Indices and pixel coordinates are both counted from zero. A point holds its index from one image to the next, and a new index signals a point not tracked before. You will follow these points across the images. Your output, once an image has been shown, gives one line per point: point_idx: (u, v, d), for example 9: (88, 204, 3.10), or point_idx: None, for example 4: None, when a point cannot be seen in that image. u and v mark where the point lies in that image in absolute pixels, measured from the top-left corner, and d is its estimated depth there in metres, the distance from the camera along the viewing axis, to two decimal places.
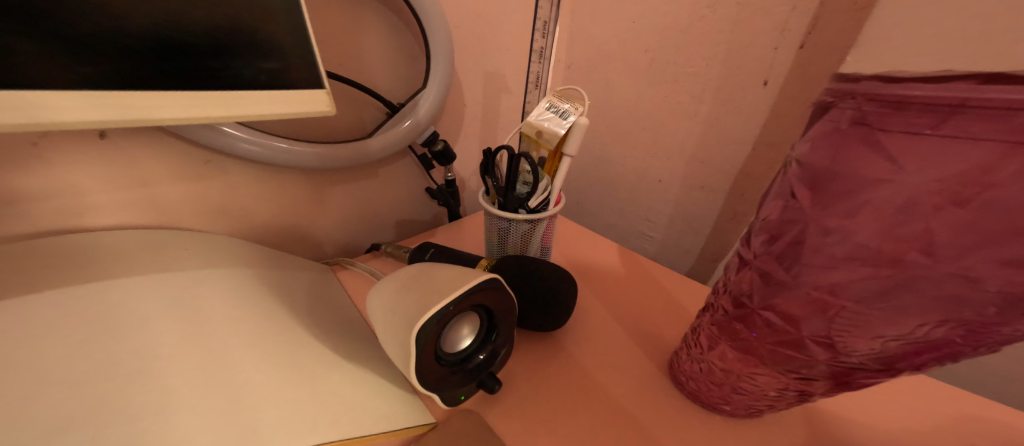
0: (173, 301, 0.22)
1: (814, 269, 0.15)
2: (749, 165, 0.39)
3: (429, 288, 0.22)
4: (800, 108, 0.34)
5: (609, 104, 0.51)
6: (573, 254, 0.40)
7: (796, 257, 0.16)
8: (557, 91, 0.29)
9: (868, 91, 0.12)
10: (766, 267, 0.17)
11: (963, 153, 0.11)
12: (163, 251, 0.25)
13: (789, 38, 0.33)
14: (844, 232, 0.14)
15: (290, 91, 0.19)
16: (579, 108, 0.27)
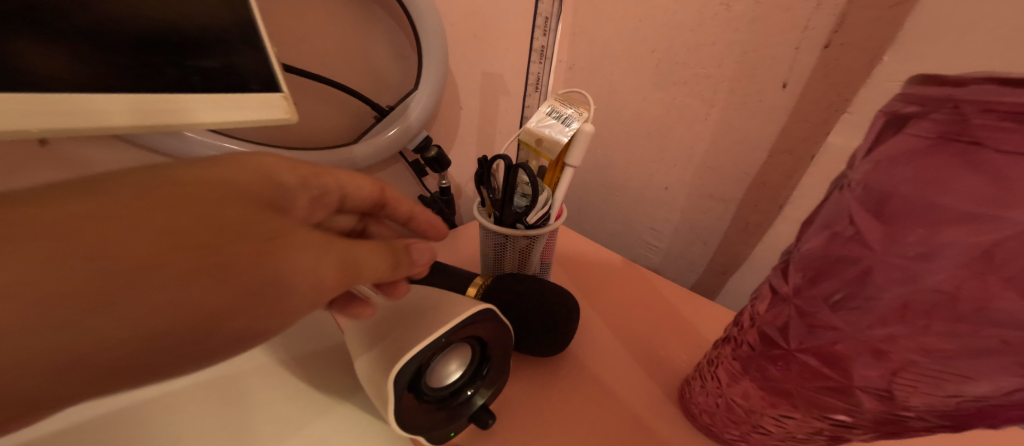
0: None
1: (872, 312, 0.12)
2: (764, 173, 0.36)
3: (416, 318, 0.20)
4: (822, 113, 0.31)
5: (613, 107, 0.49)
6: (575, 267, 0.38)
7: (848, 295, 0.13)
8: (559, 94, 0.26)
9: (977, 99, 0.10)
10: (810, 303, 0.14)
11: None
12: None
13: (811, 37, 0.31)
14: (918, 269, 0.11)
15: (251, 96, 0.22)
16: (584, 113, 0.24)
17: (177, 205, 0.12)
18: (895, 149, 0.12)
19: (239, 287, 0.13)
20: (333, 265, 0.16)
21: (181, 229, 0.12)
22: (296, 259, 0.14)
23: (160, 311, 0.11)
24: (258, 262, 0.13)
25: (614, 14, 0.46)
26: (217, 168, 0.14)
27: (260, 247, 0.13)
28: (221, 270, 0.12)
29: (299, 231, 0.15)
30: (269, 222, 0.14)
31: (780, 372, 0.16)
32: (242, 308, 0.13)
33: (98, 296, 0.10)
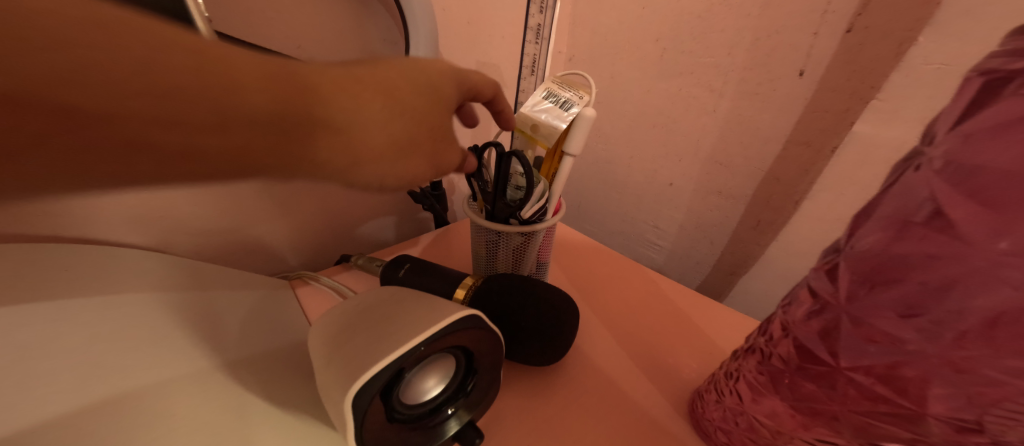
0: (158, 320, 0.20)
1: (958, 331, 0.10)
2: (778, 168, 0.34)
3: (386, 326, 0.17)
4: (843, 102, 0.29)
5: (615, 100, 0.46)
6: (574, 267, 0.35)
7: (921, 308, 0.10)
8: (557, 77, 0.24)
9: None
10: (869, 316, 0.12)
11: None
12: (107, 267, 0.21)
13: (831, 21, 0.28)
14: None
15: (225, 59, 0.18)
16: (585, 96, 0.22)
17: (388, 78, 0.16)
18: (1003, 114, 0.08)
19: (389, 149, 0.15)
20: (440, 157, 0.18)
21: (382, 103, 0.15)
22: (424, 143, 0.17)
23: (339, 141, 0.14)
24: (406, 134, 0.16)
25: (616, 1, 0.44)
26: (429, 67, 0.18)
27: (414, 127, 0.16)
28: (387, 126, 0.15)
29: (441, 123, 0.18)
30: (427, 110, 0.17)
31: (822, 392, 0.14)
32: (384, 163, 0.15)
33: (312, 113, 0.13)
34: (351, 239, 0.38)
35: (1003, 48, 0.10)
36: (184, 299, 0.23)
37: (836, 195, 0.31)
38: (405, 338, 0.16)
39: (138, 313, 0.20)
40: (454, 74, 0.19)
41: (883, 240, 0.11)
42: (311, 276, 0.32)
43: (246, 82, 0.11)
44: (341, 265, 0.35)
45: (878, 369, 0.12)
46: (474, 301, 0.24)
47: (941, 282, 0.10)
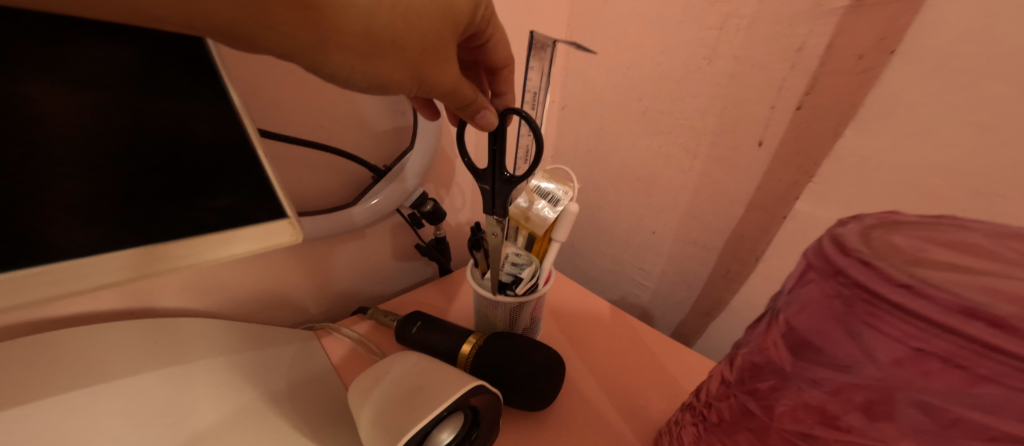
0: (226, 382, 0.27)
1: (786, 415, 0.14)
2: (742, 227, 0.38)
3: (431, 384, 0.22)
4: (794, 174, 0.33)
5: (604, 151, 0.51)
6: (564, 314, 0.40)
7: (767, 397, 0.15)
8: (546, 169, 0.28)
9: (843, 268, 0.12)
10: (745, 397, 0.16)
11: (925, 339, 0.10)
12: (187, 334, 0.28)
13: (785, 98, 0.33)
14: (809, 386, 0.13)
15: (256, 229, 0.22)
16: (568, 188, 0.26)
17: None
18: (810, 297, 0.13)
19: (375, 47, 0.18)
20: (431, 78, 0.21)
21: None
22: (418, 57, 0.20)
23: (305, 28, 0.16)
24: (383, 31, 0.18)
25: (606, 63, 0.49)
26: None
27: (405, 33, 0.19)
28: (368, 15, 0.17)
29: (441, 36, 0.20)
30: (432, 29, 0.20)
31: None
32: (352, 59, 0.18)
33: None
34: (364, 284, 0.43)
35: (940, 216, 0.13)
36: (241, 360, 0.29)
37: (792, 252, 0.35)
38: (444, 398, 0.21)
39: (222, 382, 0.27)
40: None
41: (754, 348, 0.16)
42: (332, 327, 0.38)
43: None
44: (357, 315, 0.40)
45: (746, 430, 0.16)
46: (476, 356, 0.29)
47: (778, 384, 0.14)
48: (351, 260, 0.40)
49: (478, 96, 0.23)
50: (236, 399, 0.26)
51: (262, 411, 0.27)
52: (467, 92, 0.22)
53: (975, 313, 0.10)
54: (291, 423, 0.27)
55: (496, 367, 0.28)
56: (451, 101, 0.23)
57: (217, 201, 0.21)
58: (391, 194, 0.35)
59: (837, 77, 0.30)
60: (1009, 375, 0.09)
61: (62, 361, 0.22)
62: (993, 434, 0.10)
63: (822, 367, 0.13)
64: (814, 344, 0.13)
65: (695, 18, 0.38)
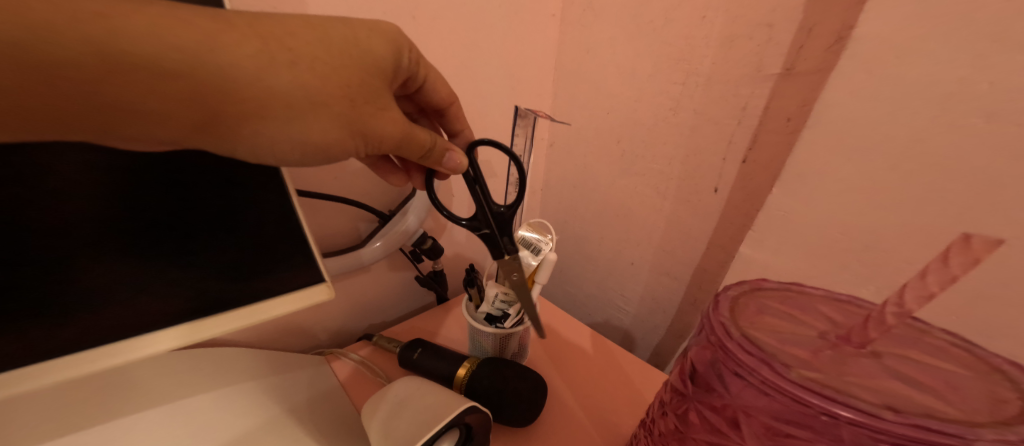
0: (255, 404, 0.32)
1: (696, 427, 0.19)
2: (704, 262, 0.44)
3: (430, 408, 0.26)
4: (743, 218, 0.40)
5: (587, 188, 0.57)
6: (549, 339, 0.44)
7: (684, 414, 0.20)
8: (530, 224, 0.34)
9: (711, 324, 0.18)
10: (672, 414, 0.21)
11: (746, 377, 0.16)
12: (226, 364, 0.34)
13: (734, 151, 0.40)
14: (707, 405, 0.18)
15: (290, 295, 0.30)
16: (548, 238, 0.32)
17: (301, 42, 0.20)
18: (701, 343, 0.19)
19: (287, 111, 0.19)
20: (374, 128, 0.23)
21: (258, 53, 0.18)
22: (346, 107, 0.21)
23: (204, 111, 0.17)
24: (293, 95, 0.19)
25: (590, 110, 0.56)
26: (367, 36, 0.23)
27: (322, 89, 0.20)
28: (264, 78, 0.18)
29: (364, 79, 0.22)
30: (348, 76, 0.21)
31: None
32: (272, 127, 0.19)
33: (170, 73, 0.16)
34: (368, 313, 0.48)
35: (776, 284, 0.21)
36: (267, 384, 0.35)
37: None
38: (440, 418, 0.25)
39: (239, 408, 0.32)
40: (392, 44, 0.24)
41: (677, 376, 0.21)
42: (340, 353, 0.42)
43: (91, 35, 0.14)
44: (363, 341, 0.45)
45: (674, 440, 0.21)
46: (471, 378, 0.33)
47: (690, 404, 0.20)
48: (357, 292, 0.45)
49: (433, 140, 0.26)
50: (264, 417, 0.32)
51: (285, 427, 0.32)
52: (415, 134, 0.25)
53: (765, 361, 0.15)
54: (312, 435, 0.32)
55: (486, 390, 0.32)
56: (407, 147, 0.25)
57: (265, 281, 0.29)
58: (395, 236, 0.40)
59: (773, 136, 0.36)
60: (787, 403, 0.14)
61: (117, 393, 0.28)
62: (790, 435, 0.15)
63: (714, 394, 0.18)
64: (705, 372, 0.19)
65: (662, 75, 0.45)
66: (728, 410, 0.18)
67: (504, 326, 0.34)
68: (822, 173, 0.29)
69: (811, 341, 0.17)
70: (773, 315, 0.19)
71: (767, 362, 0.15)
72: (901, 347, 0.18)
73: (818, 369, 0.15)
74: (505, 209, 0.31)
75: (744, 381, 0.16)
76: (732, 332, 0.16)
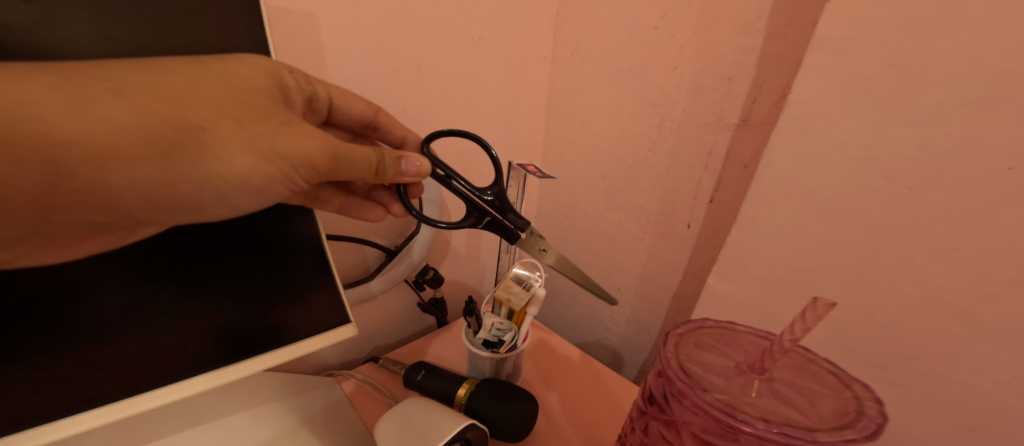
0: (282, 419, 0.37)
1: (655, 439, 0.23)
2: (682, 288, 0.49)
3: (435, 425, 0.30)
4: (712, 250, 0.45)
5: (577, 217, 0.62)
6: (543, 359, 0.49)
7: (647, 428, 0.24)
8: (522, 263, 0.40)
9: (661, 358, 0.22)
10: (638, 429, 0.25)
11: (684, 402, 0.20)
12: (253, 389, 0.38)
13: (702, 191, 0.45)
14: (662, 422, 0.23)
15: (322, 335, 0.37)
16: (538, 275, 0.38)
17: (160, 77, 0.20)
18: (655, 372, 0.23)
19: (179, 146, 0.20)
20: (280, 138, 0.23)
21: (126, 97, 0.19)
22: (232, 128, 0.21)
23: (61, 172, 0.17)
24: (175, 124, 0.19)
25: (578, 148, 0.61)
26: (230, 64, 0.24)
27: (200, 113, 0.20)
28: (134, 117, 0.18)
29: (248, 100, 0.23)
30: (215, 98, 0.21)
31: None
32: (152, 167, 0.19)
33: (61, 140, 0.17)
34: (374, 337, 0.52)
35: (715, 320, 0.25)
36: (289, 402, 0.39)
37: None
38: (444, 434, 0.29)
39: (263, 420, 0.36)
40: (268, 70, 0.26)
41: (640, 397, 0.25)
42: (349, 374, 0.46)
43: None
44: (370, 363, 0.49)
45: None
46: (471, 398, 0.37)
47: (650, 421, 0.24)
48: (364, 318, 0.49)
49: (371, 151, 0.28)
50: (291, 428, 0.36)
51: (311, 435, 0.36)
52: (337, 146, 0.26)
53: (696, 389, 0.19)
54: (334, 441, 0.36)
55: (484, 409, 0.36)
56: (346, 161, 0.27)
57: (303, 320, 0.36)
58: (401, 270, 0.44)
59: (733, 180, 0.42)
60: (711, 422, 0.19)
61: (171, 418, 0.33)
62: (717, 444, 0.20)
63: (665, 413, 0.22)
64: (659, 396, 0.23)
65: (641, 121, 0.51)
66: (675, 427, 0.22)
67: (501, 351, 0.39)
68: (768, 214, 0.34)
69: (728, 370, 0.22)
70: (707, 348, 0.23)
71: (694, 389, 0.19)
72: (793, 375, 0.22)
73: (734, 394, 0.20)
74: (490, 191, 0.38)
75: (684, 404, 0.20)
76: (674, 366, 0.20)
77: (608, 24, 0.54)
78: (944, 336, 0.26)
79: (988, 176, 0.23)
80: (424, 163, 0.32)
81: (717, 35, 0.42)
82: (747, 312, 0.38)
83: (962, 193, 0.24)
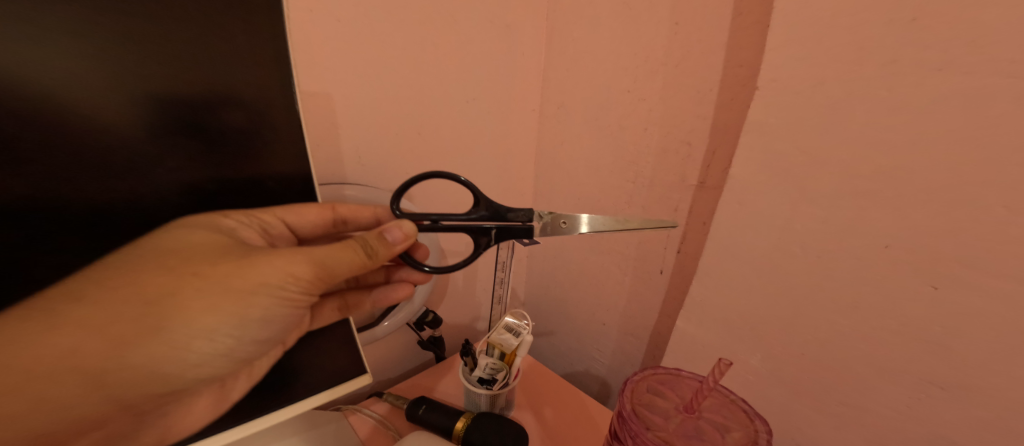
0: None
1: None
2: (658, 326, 0.55)
3: None
4: (680, 293, 0.51)
5: (565, 258, 0.69)
6: (534, 393, 0.54)
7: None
8: (512, 312, 0.48)
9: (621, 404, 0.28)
10: None
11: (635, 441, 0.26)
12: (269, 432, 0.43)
13: (671, 241, 0.51)
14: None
15: (345, 384, 0.42)
16: (525, 324, 0.46)
17: (117, 273, 0.24)
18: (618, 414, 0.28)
19: (161, 314, 0.23)
20: (254, 270, 0.27)
21: (99, 297, 0.22)
22: (196, 282, 0.25)
23: (90, 370, 0.22)
24: (149, 299, 0.23)
25: (565, 195, 0.69)
26: (180, 235, 0.28)
27: (162, 282, 0.24)
28: (109, 310, 0.22)
29: (205, 254, 0.26)
30: (171, 265, 0.25)
31: None
32: (151, 340, 0.23)
33: (68, 351, 0.21)
34: (377, 374, 0.56)
35: (665, 367, 0.31)
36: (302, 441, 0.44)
37: None
38: None
39: None
40: (214, 228, 0.30)
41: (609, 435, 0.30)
42: (354, 409, 0.50)
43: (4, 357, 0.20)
44: (374, 398, 0.53)
45: None
46: (468, 430, 0.42)
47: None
48: (369, 357, 0.54)
49: (347, 243, 0.32)
50: None
51: None
52: (308, 253, 0.29)
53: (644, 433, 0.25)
54: None
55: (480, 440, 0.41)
56: (331, 259, 0.30)
57: (330, 370, 0.42)
58: (403, 315, 0.50)
59: (695, 232, 0.48)
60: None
61: None
62: None
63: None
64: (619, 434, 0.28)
65: (618, 176, 0.58)
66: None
67: (494, 388, 0.44)
68: (724, 266, 0.40)
69: (668, 411, 0.28)
70: (655, 393, 0.30)
71: (641, 428, 0.25)
72: (719, 413, 0.28)
73: (668, 434, 0.26)
74: (478, 211, 0.42)
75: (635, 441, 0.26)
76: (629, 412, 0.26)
77: (588, 91, 0.62)
78: (859, 374, 0.32)
79: (873, 250, 0.30)
80: (406, 225, 0.35)
81: (678, 112, 0.50)
82: (709, 350, 0.44)
83: (856, 260, 0.31)
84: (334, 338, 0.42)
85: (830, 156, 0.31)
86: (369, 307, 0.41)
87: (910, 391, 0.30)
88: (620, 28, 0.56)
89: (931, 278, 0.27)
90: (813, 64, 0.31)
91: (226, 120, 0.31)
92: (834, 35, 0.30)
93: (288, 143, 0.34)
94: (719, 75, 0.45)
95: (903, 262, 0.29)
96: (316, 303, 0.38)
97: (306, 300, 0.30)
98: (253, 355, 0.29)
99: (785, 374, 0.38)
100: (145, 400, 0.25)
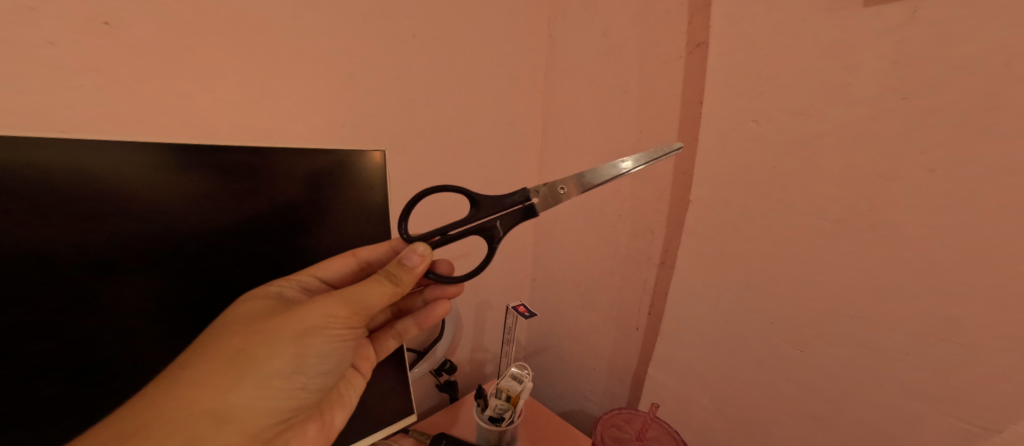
0: None
1: None
2: (639, 371, 0.67)
3: None
4: (651, 345, 0.64)
5: (559, 311, 0.82)
6: (535, 430, 0.65)
7: None
8: (518, 364, 0.61)
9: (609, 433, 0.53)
10: None
11: None
12: None
13: (641, 304, 0.65)
14: None
15: (397, 422, 0.56)
16: (527, 372, 0.59)
17: (202, 344, 0.33)
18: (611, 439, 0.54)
19: (245, 363, 0.32)
20: (300, 315, 0.35)
21: (200, 362, 0.32)
22: (260, 334, 0.33)
23: (213, 412, 0.30)
24: (233, 356, 0.32)
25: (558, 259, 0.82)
26: (240, 307, 0.36)
27: (237, 341, 0.33)
28: (207, 370, 0.31)
29: (264, 315, 0.35)
30: (238, 329, 0.34)
31: None
32: (247, 380, 0.32)
33: (192, 401, 0.30)
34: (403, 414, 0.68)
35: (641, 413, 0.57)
36: None
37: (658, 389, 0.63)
38: None
39: None
40: (263, 294, 0.38)
41: None
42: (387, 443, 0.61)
43: (153, 417, 0.28)
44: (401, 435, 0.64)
45: None
46: None
47: None
48: None
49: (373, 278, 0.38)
50: None
51: None
52: (337, 292, 0.37)
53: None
54: None
55: None
56: (361, 294, 0.37)
57: (384, 414, 0.54)
58: (427, 365, 0.63)
59: (658, 297, 0.62)
60: None
61: None
62: None
63: None
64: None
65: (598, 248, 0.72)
66: None
67: (502, 425, 0.56)
68: (686, 329, 0.55)
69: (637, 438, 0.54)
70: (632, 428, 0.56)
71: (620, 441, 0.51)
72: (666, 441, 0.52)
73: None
74: (478, 211, 0.47)
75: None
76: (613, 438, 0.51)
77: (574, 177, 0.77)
78: (775, 407, 0.48)
79: (765, 324, 0.47)
80: (420, 247, 0.40)
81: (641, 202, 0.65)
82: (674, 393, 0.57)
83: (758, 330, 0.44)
84: (387, 389, 0.54)
85: (741, 260, 0.48)
86: (417, 330, 0.51)
87: (803, 419, 0.46)
88: (600, 130, 0.71)
89: (800, 346, 0.45)
90: (727, 201, 0.48)
91: (239, 165, 0.36)
92: (737, 182, 0.47)
93: (297, 176, 0.40)
94: (669, 177, 0.58)
95: (791, 331, 0.45)
96: (376, 337, 0.51)
97: (350, 331, 0.38)
98: (323, 384, 0.38)
99: (726, 408, 0.53)
100: (265, 429, 0.33)
